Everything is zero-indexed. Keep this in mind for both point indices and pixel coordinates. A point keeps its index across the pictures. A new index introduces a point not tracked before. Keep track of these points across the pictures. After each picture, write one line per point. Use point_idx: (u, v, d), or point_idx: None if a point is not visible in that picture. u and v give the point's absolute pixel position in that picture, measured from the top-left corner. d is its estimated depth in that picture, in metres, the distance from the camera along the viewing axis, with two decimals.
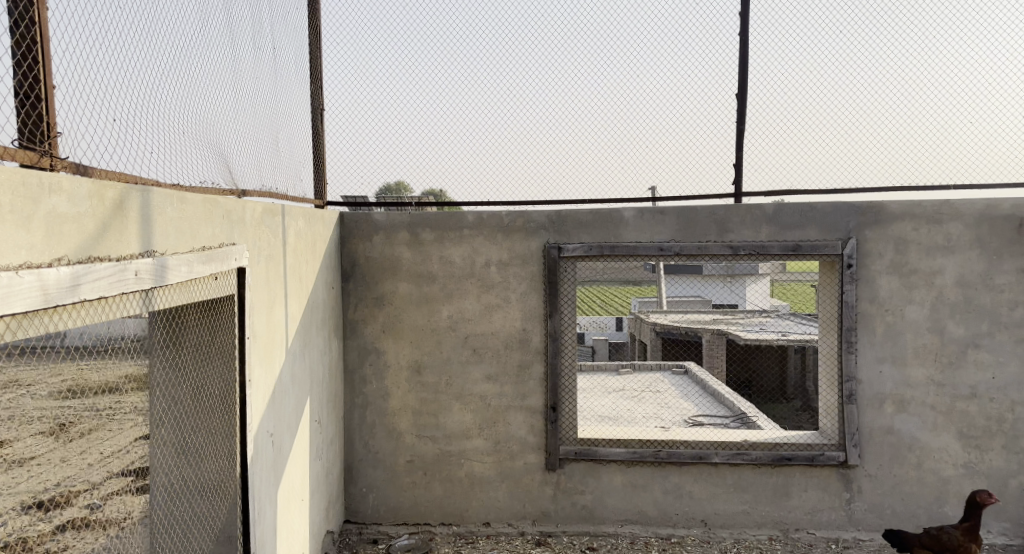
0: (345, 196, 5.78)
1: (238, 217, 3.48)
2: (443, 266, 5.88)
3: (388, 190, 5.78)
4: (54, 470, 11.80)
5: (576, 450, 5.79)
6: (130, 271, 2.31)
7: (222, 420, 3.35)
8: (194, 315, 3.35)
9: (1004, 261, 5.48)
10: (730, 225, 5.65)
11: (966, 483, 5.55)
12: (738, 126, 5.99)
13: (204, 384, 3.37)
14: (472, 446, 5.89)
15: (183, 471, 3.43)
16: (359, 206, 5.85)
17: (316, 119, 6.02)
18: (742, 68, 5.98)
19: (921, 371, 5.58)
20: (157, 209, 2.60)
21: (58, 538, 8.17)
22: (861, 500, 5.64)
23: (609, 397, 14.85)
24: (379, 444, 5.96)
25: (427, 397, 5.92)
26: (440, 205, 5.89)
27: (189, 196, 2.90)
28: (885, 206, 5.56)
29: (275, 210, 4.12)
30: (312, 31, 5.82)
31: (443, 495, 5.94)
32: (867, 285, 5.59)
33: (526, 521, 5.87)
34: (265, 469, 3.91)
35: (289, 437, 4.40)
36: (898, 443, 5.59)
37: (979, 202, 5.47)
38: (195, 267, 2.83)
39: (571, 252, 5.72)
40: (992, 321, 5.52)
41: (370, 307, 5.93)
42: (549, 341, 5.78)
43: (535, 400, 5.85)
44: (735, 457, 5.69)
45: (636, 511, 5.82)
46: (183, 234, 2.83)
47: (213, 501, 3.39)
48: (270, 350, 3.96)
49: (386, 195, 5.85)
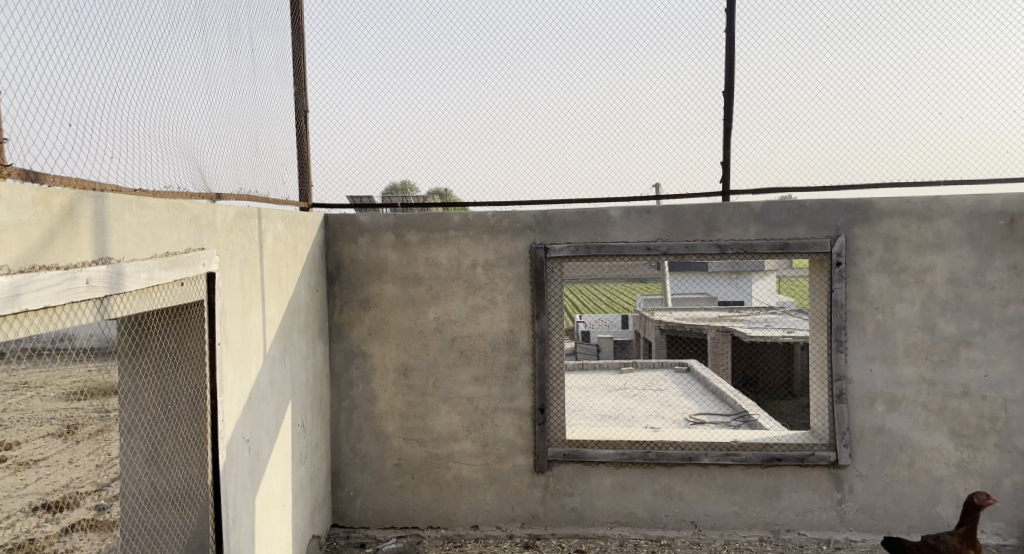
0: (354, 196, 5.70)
1: (207, 221, 3.44)
2: (428, 267, 5.84)
3: (395, 188, 5.74)
4: (61, 472, 11.84)
5: (564, 451, 5.75)
6: (81, 279, 2.27)
7: (191, 427, 3.34)
8: (161, 321, 3.32)
9: (995, 257, 5.41)
10: (718, 223, 5.59)
11: (959, 483, 5.48)
12: (727, 124, 5.94)
13: (173, 391, 3.35)
14: (459, 448, 5.85)
15: (152, 479, 3.38)
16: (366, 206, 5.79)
17: (301, 120, 5.98)
18: (730, 64, 5.93)
19: (911, 369, 5.52)
20: (114, 215, 2.57)
21: (65, 539, 8.22)
22: (852, 500, 5.59)
23: (611, 396, 14.81)
24: (367, 447, 5.92)
25: (413, 399, 5.88)
26: (446, 204, 5.83)
27: (151, 201, 2.87)
28: (874, 203, 5.50)
29: (250, 213, 4.08)
30: (295, 31, 5.77)
31: (431, 499, 5.90)
32: (856, 283, 5.53)
33: (515, 523, 5.83)
34: (240, 476, 3.86)
35: (268, 443, 4.36)
36: (890, 442, 5.53)
37: (970, 197, 5.40)
38: (157, 273, 2.79)
39: (557, 252, 5.67)
40: (984, 319, 5.45)
41: (356, 310, 5.89)
42: (537, 343, 5.74)
43: (523, 401, 5.80)
44: (725, 458, 5.64)
45: (626, 513, 5.77)
46: (143, 239, 2.79)
47: (182, 509, 3.37)
48: (244, 355, 3.92)
49: (394, 194, 5.84)
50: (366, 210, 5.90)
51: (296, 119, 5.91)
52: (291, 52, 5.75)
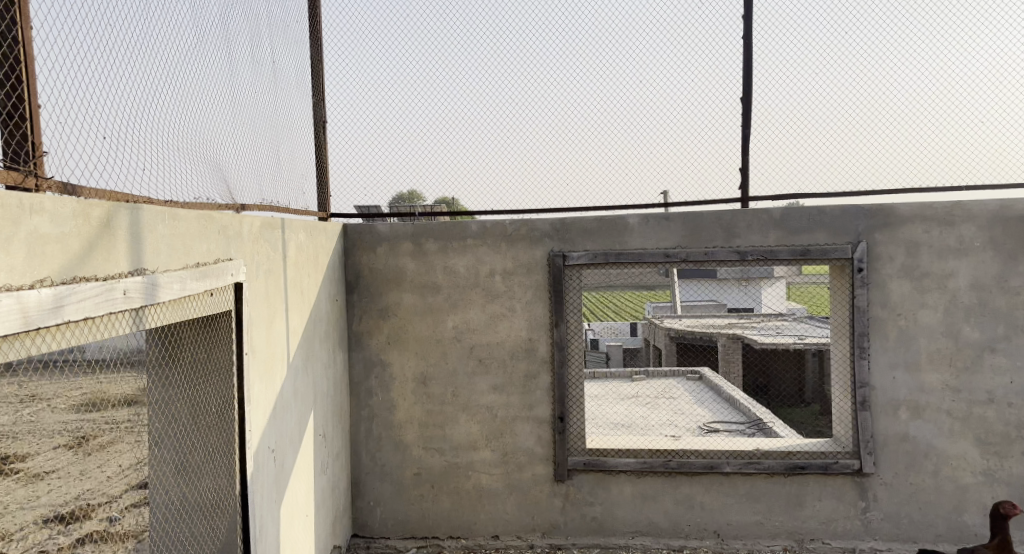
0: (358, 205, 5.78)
1: (234, 232, 3.45)
2: (447, 276, 5.83)
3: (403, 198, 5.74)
4: (73, 484, 11.87)
5: (584, 461, 5.71)
6: (119, 291, 2.28)
7: (220, 437, 3.34)
8: (190, 331, 3.32)
9: (1019, 263, 5.37)
10: (738, 230, 5.57)
11: (986, 491, 5.42)
12: (744, 131, 5.93)
13: (202, 400, 3.35)
14: (479, 457, 5.83)
15: (181, 488, 3.37)
16: (372, 217, 5.86)
17: (320, 131, 6.01)
18: (747, 71, 5.93)
19: (935, 376, 5.47)
20: (148, 226, 2.58)
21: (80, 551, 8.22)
22: (877, 509, 5.53)
23: (624, 404, 14.74)
24: (387, 457, 5.91)
25: (433, 408, 5.87)
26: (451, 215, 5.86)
27: (182, 213, 2.87)
28: (895, 208, 5.47)
29: (274, 223, 4.09)
30: (314, 42, 5.81)
31: (451, 508, 5.88)
32: (878, 289, 5.49)
33: (536, 533, 5.79)
34: (266, 486, 3.87)
35: (291, 453, 4.36)
36: (915, 450, 5.48)
37: (992, 202, 5.37)
38: (189, 284, 2.80)
39: (576, 261, 5.67)
40: (1008, 324, 5.40)
41: (375, 319, 5.89)
42: (556, 351, 5.72)
43: (543, 410, 5.78)
44: (748, 466, 5.60)
45: (647, 522, 5.73)
46: (175, 250, 2.80)
47: (212, 520, 3.35)
48: (270, 364, 3.93)
49: (399, 203, 5.81)
50: (365, 219, 5.91)
51: (315, 129, 5.92)
52: (310, 63, 5.77)
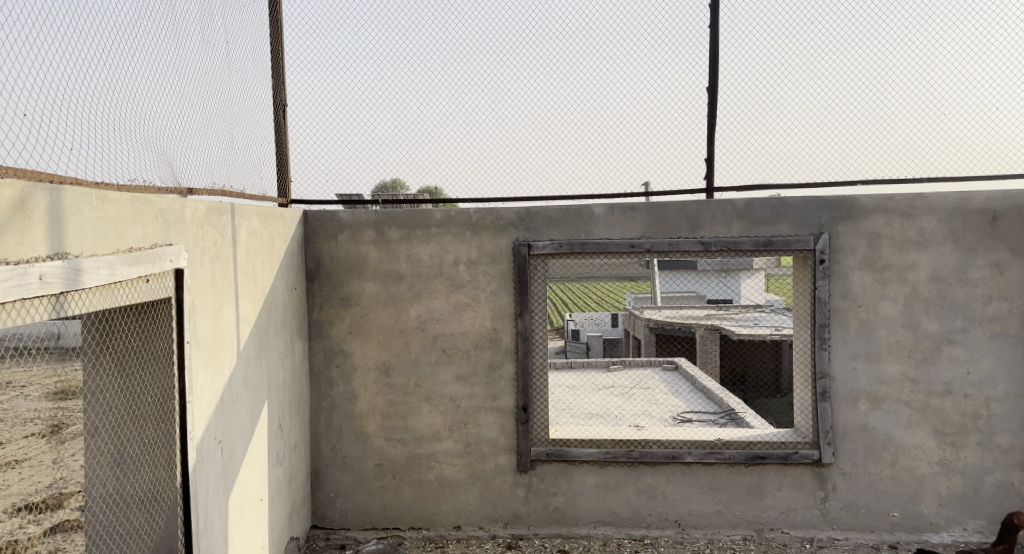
0: (341, 194, 5.66)
1: (174, 217, 3.34)
2: (410, 264, 5.76)
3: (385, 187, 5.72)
4: (45, 473, 11.71)
5: (547, 451, 5.68)
6: (33, 275, 2.22)
7: (158, 428, 3.27)
8: (126, 320, 3.23)
9: (978, 255, 5.38)
10: (702, 221, 5.54)
11: (942, 481, 5.45)
12: (711, 121, 5.89)
13: (139, 391, 3.26)
14: (441, 447, 5.78)
15: (116, 480, 3.29)
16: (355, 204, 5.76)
17: (281, 115, 5.90)
18: (713, 61, 5.88)
19: (895, 367, 5.48)
20: (71, 209, 2.51)
21: (49, 540, 8.08)
22: (836, 499, 5.54)
23: (599, 394, 14.72)
24: (347, 447, 5.84)
25: (395, 399, 5.80)
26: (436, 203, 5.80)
27: (111, 195, 2.79)
28: (857, 201, 5.44)
29: (222, 209, 3.99)
30: (272, 26, 5.69)
31: (412, 499, 5.82)
32: (840, 280, 5.49)
33: (497, 523, 5.76)
34: (212, 477, 3.78)
35: (241, 444, 4.27)
36: (874, 440, 5.49)
37: (953, 194, 5.37)
38: (119, 269, 2.71)
39: (540, 250, 5.61)
40: (966, 316, 5.42)
41: (336, 307, 5.81)
42: (520, 341, 5.67)
43: (505, 400, 5.73)
44: (709, 456, 5.59)
45: (609, 512, 5.71)
46: (103, 234, 2.71)
47: (149, 513, 3.28)
48: (216, 354, 3.84)
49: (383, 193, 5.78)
50: (345, 206, 5.81)
51: (274, 113, 5.81)
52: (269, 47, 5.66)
